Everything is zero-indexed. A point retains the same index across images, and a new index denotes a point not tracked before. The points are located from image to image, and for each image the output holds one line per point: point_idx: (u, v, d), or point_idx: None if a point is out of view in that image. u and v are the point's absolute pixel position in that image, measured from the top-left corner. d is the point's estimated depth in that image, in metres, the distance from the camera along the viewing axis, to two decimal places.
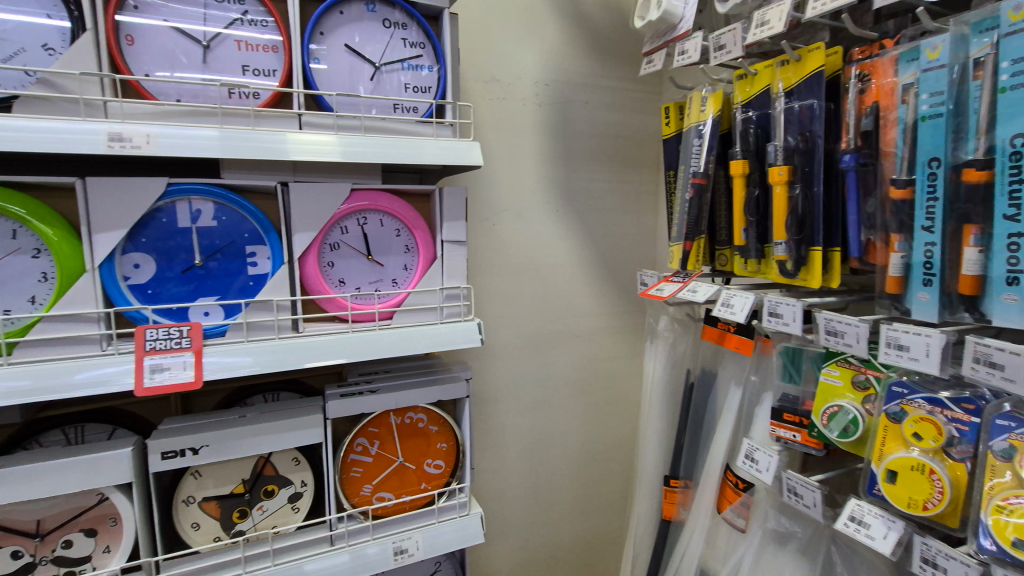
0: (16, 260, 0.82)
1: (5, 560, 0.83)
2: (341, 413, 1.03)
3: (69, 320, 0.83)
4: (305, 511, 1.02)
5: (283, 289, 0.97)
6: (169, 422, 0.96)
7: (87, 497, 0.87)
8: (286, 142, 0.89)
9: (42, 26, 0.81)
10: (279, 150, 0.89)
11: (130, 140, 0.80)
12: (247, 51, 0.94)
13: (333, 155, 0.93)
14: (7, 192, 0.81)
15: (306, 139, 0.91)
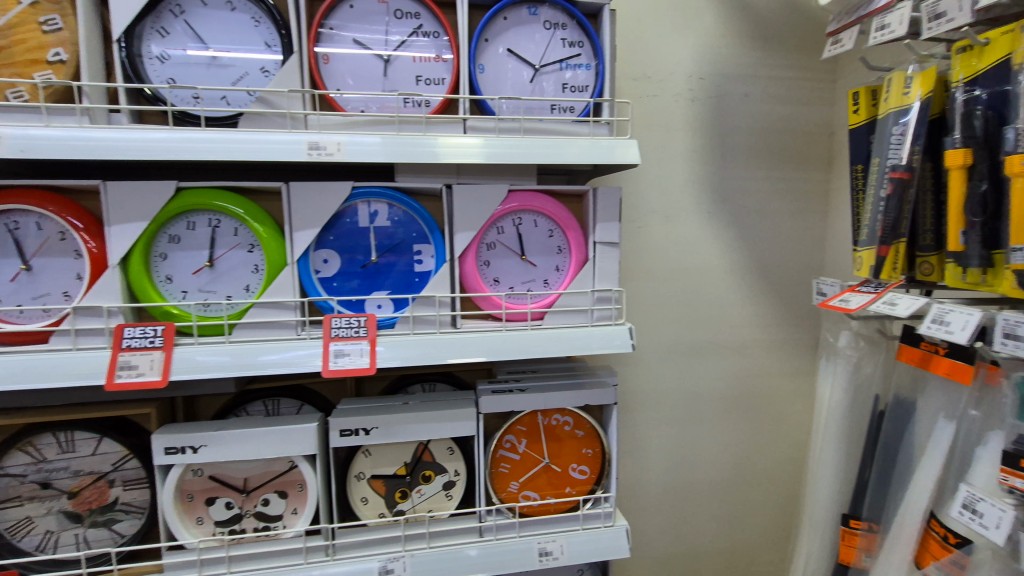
0: (237, 254, 0.95)
1: (221, 509, 0.97)
2: (493, 408, 1.06)
3: (274, 307, 0.95)
4: (457, 499, 1.07)
5: (445, 285, 1.02)
6: (346, 404, 1.06)
7: (281, 463, 0.99)
8: (438, 146, 0.94)
9: (261, 54, 0.93)
10: (432, 154, 0.94)
11: (326, 148, 0.90)
12: (420, 62, 0.99)
13: (476, 157, 0.95)
14: (231, 195, 0.94)
15: (455, 142, 0.96)
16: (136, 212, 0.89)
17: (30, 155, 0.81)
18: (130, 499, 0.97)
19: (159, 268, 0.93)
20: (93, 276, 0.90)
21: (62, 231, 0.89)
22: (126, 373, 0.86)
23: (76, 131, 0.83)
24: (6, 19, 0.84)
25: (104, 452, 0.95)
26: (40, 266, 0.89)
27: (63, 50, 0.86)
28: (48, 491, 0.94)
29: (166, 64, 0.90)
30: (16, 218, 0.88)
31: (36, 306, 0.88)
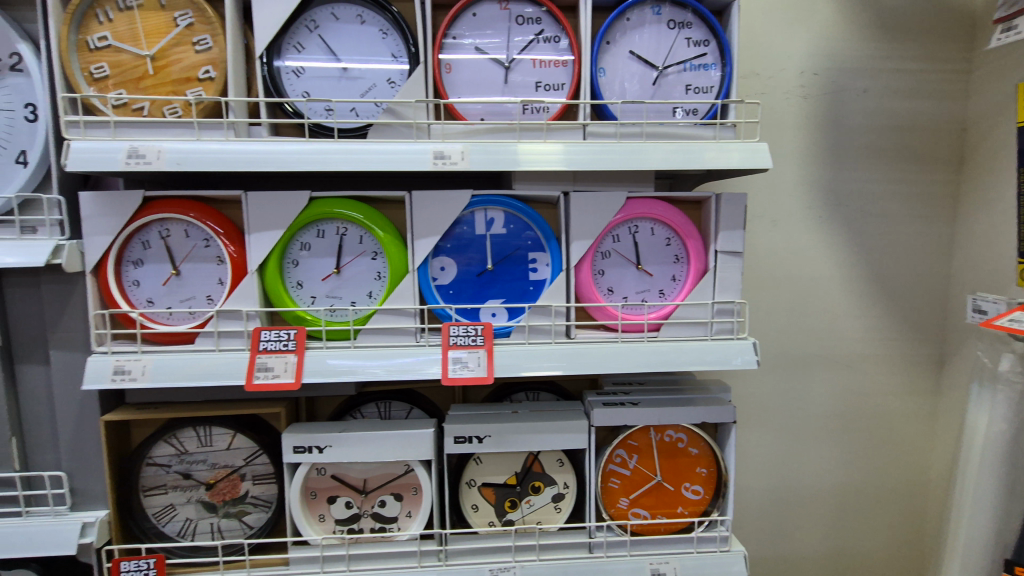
0: (361, 261, 0.98)
1: (341, 507, 1.01)
2: (605, 422, 1.03)
3: (395, 314, 0.97)
4: (566, 512, 1.05)
5: (561, 295, 1.00)
6: (457, 410, 1.06)
7: (398, 466, 1.01)
8: (517, 153, 0.92)
9: (388, 65, 0.95)
10: (511, 160, 0.92)
11: (450, 157, 0.90)
12: (540, 68, 0.98)
13: (554, 164, 0.92)
14: (358, 204, 0.97)
15: (533, 149, 0.92)
16: (273, 221, 0.93)
17: (186, 168, 0.86)
18: (259, 493, 1.01)
19: (291, 274, 0.97)
20: (234, 281, 0.95)
21: (206, 239, 0.94)
22: (263, 374, 0.90)
23: (225, 144, 0.88)
24: (165, 41, 0.89)
25: (238, 447, 1.00)
26: (188, 271, 0.94)
27: (213, 68, 0.90)
28: (188, 481, 1.00)
29: (301, 78, 0.94)
30: (166, 226, 0.94)
31: (184, 308, 0.93)
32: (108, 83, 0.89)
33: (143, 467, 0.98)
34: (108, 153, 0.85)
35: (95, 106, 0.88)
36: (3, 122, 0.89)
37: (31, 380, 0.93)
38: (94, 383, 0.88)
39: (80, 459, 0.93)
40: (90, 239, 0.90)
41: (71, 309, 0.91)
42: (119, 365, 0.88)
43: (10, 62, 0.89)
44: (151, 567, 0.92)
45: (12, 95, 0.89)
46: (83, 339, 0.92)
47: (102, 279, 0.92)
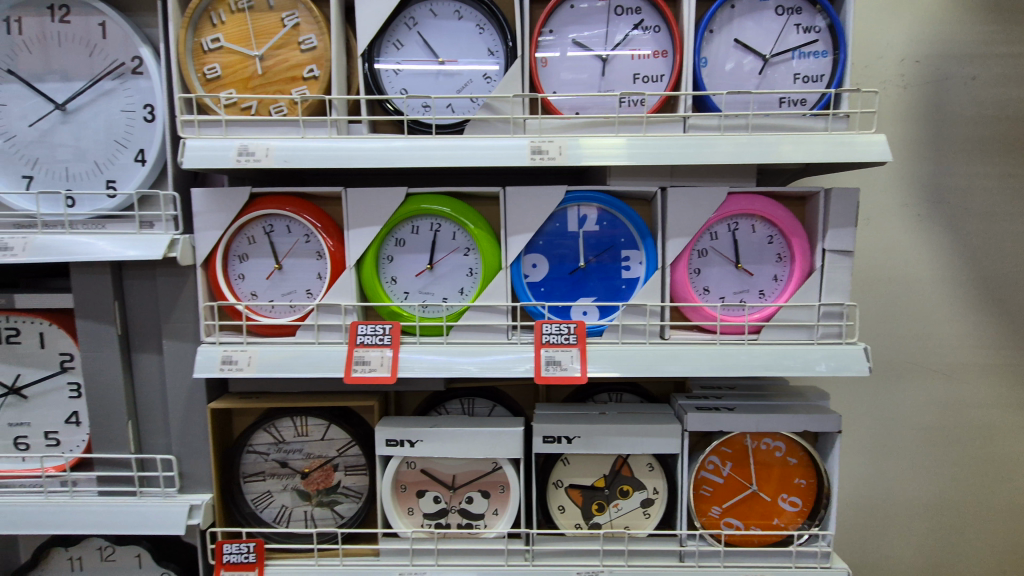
0: (454, 257, 0.98)
1: (429, 502, 1.01)
2: (699, 427, 0.99)
3: (486, 311, 0.96)
4: (656, 518, 1.02)
5: (656, 294, 0.97)
6: (544, 410, 1.05)
7: (486, 464, 1.01)
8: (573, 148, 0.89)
9: (485, 60, 0.95)
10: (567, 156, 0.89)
11: (549, 152, 0.88)
12: (639, 60, 0.95)
13: (617, 159, 0.90)
14: (453, 200, 0.97)
15: (591, 143, 0.90)
16: (371, 217, 0.94)
17: (292, 165, 0.88)
18: (351, 483, 1.04)
19: (386, 269, 0.98)
20: (332, 275, 0.97)
21: (307, 234, 0.97)
22: (361, 367, 0.92)
23: (329, 141, 0.89)
24: (273, 41, 0.92)
25: (332, 438, 1.03)
26: (290, 265, 0.97)
27: (317, 67, 0.92)
28: (285, 469, 1.03)
29: (399, 75, 0.95)
30: (270, 221, 0.97)
31: (286, 302, 0.96)
32: (219, 84, 0.93)
33: (245, 454, 1.02)
34: (221, 151, 0.88)
35: (208, 105, 0.92)
36: (125, 122, 0.94)
37: (145, 367, 0.98)
38: (202, 372, 0.91)
39: (188, 445, 0.98)
40: (201, 234, 0.94)
41: (183, 301, 0.95)
42: (228, 355, 0.92)
43: (132, 65, 0.94)
44: (252, 551, 0.96)
45: (133, 96, 0.94)
46: (193, 329, 0.96)
47: (212, 273, 0.96)
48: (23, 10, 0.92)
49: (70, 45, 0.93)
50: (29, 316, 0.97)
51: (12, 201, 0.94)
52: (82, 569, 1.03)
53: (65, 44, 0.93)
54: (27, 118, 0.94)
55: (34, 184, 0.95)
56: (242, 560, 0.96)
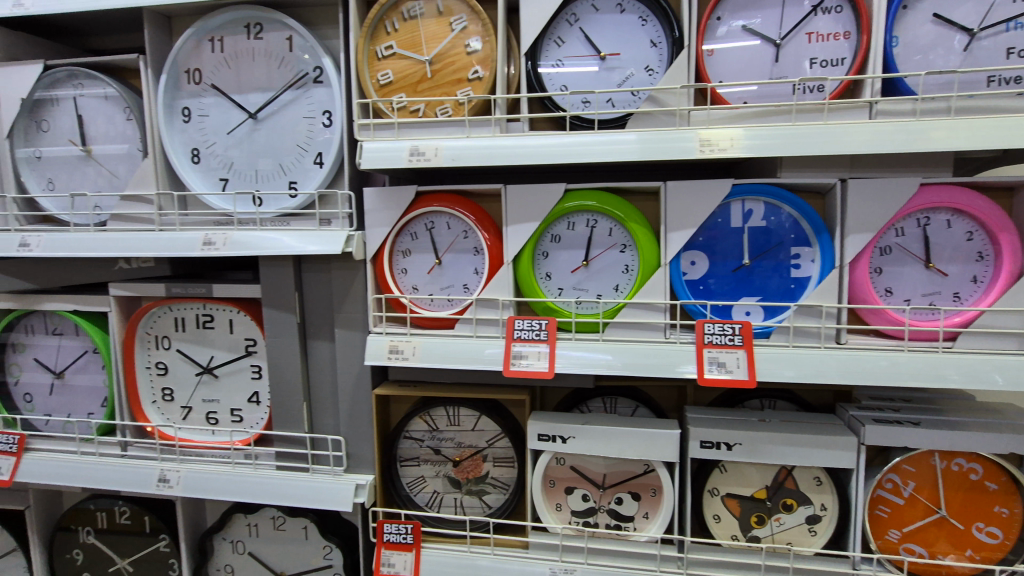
0: (611, 254, 0.97)
1: (578, 499, 1.01)
2: (879, 441, 0.90)
3: (644, 308, 0.94)
4: (824, 537, 0.94)
5: (831, 295, 0.90)
6: (697, 413, 1.01)
7: (638, 465, 0.99)
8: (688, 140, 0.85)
9: (647, 52, 0.92)
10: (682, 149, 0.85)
11: (719, 144, 0.84)
12: (817, 43, 0.88)
13: (758, 147, 0.84)
14: (610, 196, 0.96)
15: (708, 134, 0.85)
16: (530, 213, 0.96)
17: (460, 164, 0.91)
18: (499, 475, 1.06)
19: (541, 265, 0.99)
20: (489, 271, 0.99)
21: (466, 231, 1.00)
22: (519, 362, 0.93)
23: (494, 140, 0.92)
24: (442, 45, 0.96)
25: (482, 429, 1.05)
26: (449, 261, 1.01)
27: (482, 68, 0.95)
28: (438, 456, 1.07)
29: (560, 71, 0.95)
30: (431, 218, 1.01)
31: (445, 296, 1.00)
32: (391, 88, 0.99)
33: (402, 440, 1.07)
34: (394, 152, 0.93)
35: (381, 109, 0.98)
36: (307, 128, 1.02)
37: (318, 354, 1.06)
38: (373, 360, 0.97)
39: (355, 427, 1.04)
40: (372, 231, 1.00)
41: (353, 293, 1.02)
42: (394, 346, 0.97)
43: (314, 74, 1.01)
44: (409, 532, 1.00)
45: (314, 104, 1.02)
46: (362, 320, 1.02)
47: (379, 268, 1.02)
48: (225, 30, 1.04)
49: (262, 59, 1.03)
50: (222, 304, 1.08)
51: (212, 201, 1.06)
52: (258, 535, 1.12)
53: (258, 59, 1.03)
54: (226, 127, 1.05)
55: (229, 185, 1.06)
56: (400, 540, 1.01)
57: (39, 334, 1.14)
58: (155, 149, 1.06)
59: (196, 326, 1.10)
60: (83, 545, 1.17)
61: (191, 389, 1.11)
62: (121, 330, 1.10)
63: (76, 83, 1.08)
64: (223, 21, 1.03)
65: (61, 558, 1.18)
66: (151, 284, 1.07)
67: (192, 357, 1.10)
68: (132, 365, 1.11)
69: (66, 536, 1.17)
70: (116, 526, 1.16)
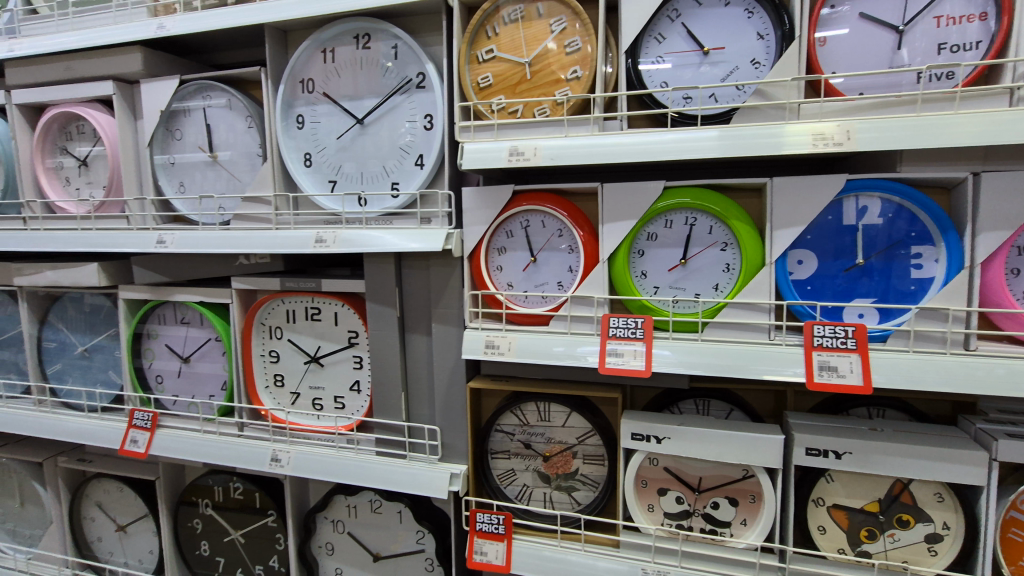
0: (711, 252, 0.95)
1: (672, 501, 1.00)
2: (1013, 458, 0.83)
3: (745, 308, 0.92)
4: (946, 558, 0.88)
5: (959, 297, 0.83)
6: (801, 419, 0.97)
7: (736, 470, 0.96)
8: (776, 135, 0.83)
9: (754, 45, 0.90)
10: (770, 145, 0.83)
11: (836, 138, 0.80)
12: (946, 27, 0.83)
13: (882, 140, 0.79)
14: (711, 193, 0.94)
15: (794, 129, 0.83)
16: (626, 211, 0.96)
17: (559, 163, 0.93)
18: (588, 472, 1.06)
19: (637, 264, 0.99)
20: (584, 269, 1.00)
21: (561, 229, 1.01)
22: (614, 359, 0.93)
23: (592, 138, 0.93)
24: (542, 47, 0.98)
25: (572, 426, 1.06)
26: (543, 258, 1.03)
27: (581, 68, 0.97)
28: (528, 450, 1.09)
29: (661, 68, 0.95)
30: (527, 217, 1.03)
31: (539, 293, 1.02)
32: (491, 91, 1.02)
33: (493, 433, 1.10)
34: (494, 152, 0.96)
35: (481, 112, 1.02)
36: (410, 130, 1.08)
37: (415, 347, 1.11)
38: (470, 354, 1.00)
39: (450, 418, 1.08)
40: (469, 229, 1.04)
41: (450, 288, 1.06)
42: (491, 340, 1.00)
43: (417, 80, 1.06)
44: (501, 523, 1.03)
45: (417, 108, 1.07)
46: (458, 315, 1.06)
47: (475, 265, 1.05)
48: (336, 41, 1.11)
49: (369, 67, 1.09)
50: (329, 298, 1.15)
51: (322, 202, 1.14)
52: (357, 516, 1.19)
53: (365, 68, 1.09)
54: (335, 133, 1.13)
55: (337, 187, 1.14)
56: (492, 530, 1.03)
57: (170, 323, 1.27)
58: (272, 154, 1.16)
59: (305, 318, 1.18)
60: (202, 516, 1.28)
61: (299, 376, 1.20)
62: (241, 320, 1.19)
63: (206, 95, 1.19)
64: (334, 33, 1.10)
65: (184, 527, 1.30)
66: (267, 278, 1.16)
67: (302, 347, 1.19)
68: (249, 352, 1.21)
69: (188, 508, 1.29)
70: (231, 501, 1.26)
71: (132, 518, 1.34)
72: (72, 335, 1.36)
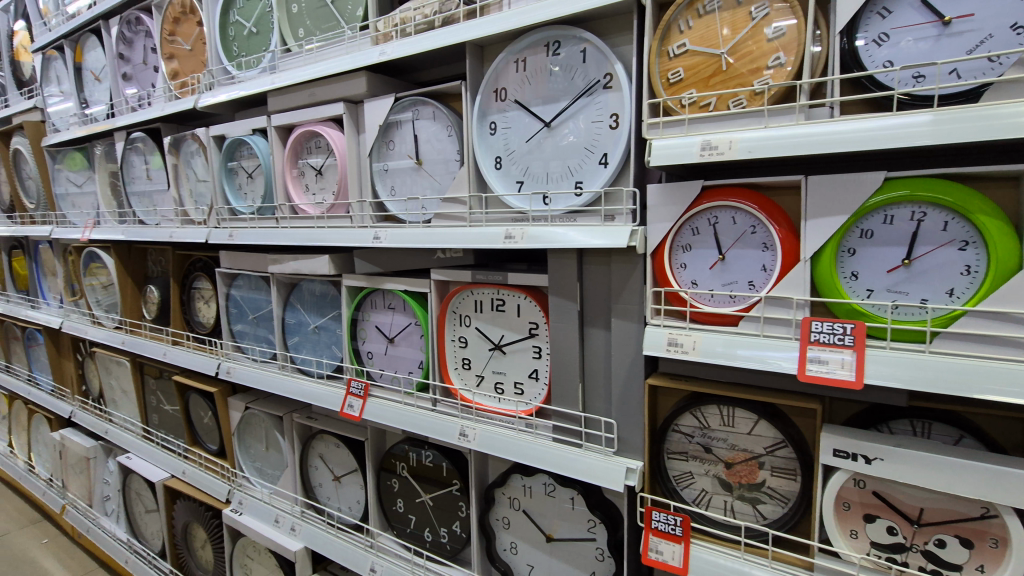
0: (945, 252, 0.81)
1: (882, 531, 0.89)
2: None
3: (993, 318, 0.78)
4: None
5: None
6: None
7: (971, 507, 0.82)
8: None
9: (1016, 6, 0.75)
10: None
11: None
12: None
13: None
14: (945, 183, 0.81)
15: None
16: (836, 206, 0.87)
17: (758, 156, 0.88)
18: (776, 485, 0.99)
19: (845, 264, 0.90)
20: (781, 269, 0.94)
21: (753, 225, 0.95)
22: (816, 367, 0.85)
23: (797, 128, 0.87)
24: (740, 36, 0.94)
25: (759, 434, 1.00)
26: (733, 256, 0.98)
27: (785, 54, 0.91)
28: (707, 455, 1.05)
29: (886, 45, 0.85)
30: (716, 213, 0.99)
31: (727, 292, 0.98)
32: (681, 86, 1.01)
33: (670, 433, 1.08)
34: (685, 148, 0.94)
35: (671, 108, 1.01)
36: (595, 130, 1.11)
37: (593, 340, 1.15)
38: (652, 350, 1.00)
39: (626, 413, 1.10)
40: (654, 226, 1.04)
41: (632, 284, 1.07)
42: (674, 338, 0.99)
43: (604, 81, 1.09)
44: (678, 524, 1.01)
45: (603, 108, 1.10)
46: (639, 311, 1.07)
47: (657, 262, 1.05)
48: (528, 51, 1.18)
49: (558, 73, 1.15)
50: (513, 291, 1.24)
51: (511, 201, 1.23)
52: (532, 497, 1.26)
53: (554, 73, 1.15)
54: (524, 137, 1.21)
55: (524, 187, 1.22)
56: (669, 530, 1.02)
57: (379, 308, 1.48)
58: (469, 158, 1.28)
59: (491, 309, 1.28)
60: (399, 477, 1.47)
61: (484, 361, 1.31)
62: (437, 307, 1.34)
63: (415, 110, 1.36)
64: (527, 44, 1.18)
65: (384, 485, 1.50)
66: (460, 271, 1.29)
67: (487, 335, 1.30)
68: (443, 337, 1.36)
69: (388, 469, 1.49)
70: (423, 467, 1.43)
71: (346, 470, 1.59)
72: (307, 314, 1.66)
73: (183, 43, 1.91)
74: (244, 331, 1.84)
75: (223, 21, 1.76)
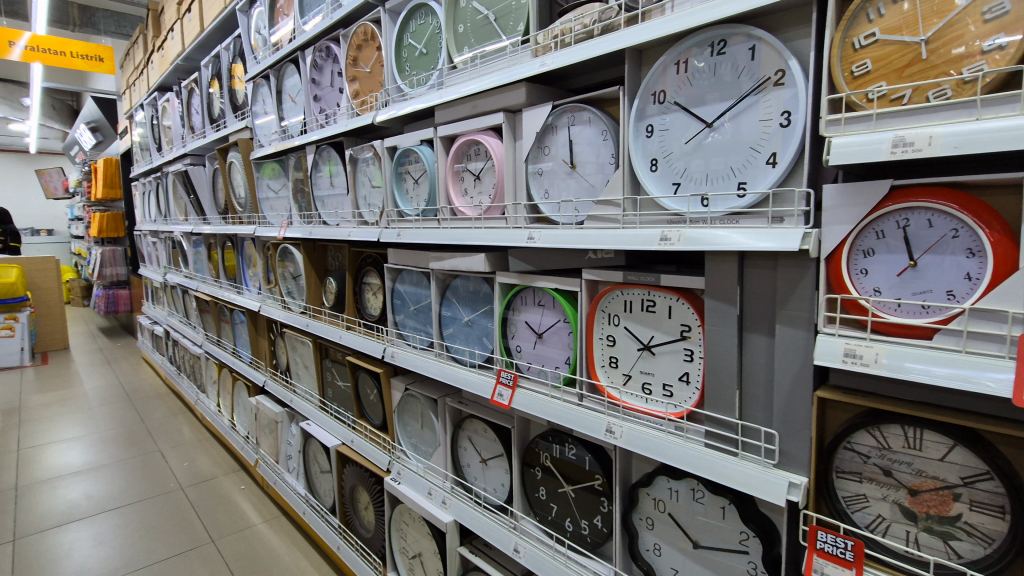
0: None
1: None
2: None
3: None
4: None
5: None
6: None
7: None
8: None
9: None
10: None
11: None
12: None
13: None
14: None
15: None
16: None
17: (966, 151, 0.79)
18: (977, 522, 0.88)
19: None
20: (992, 279, 0.82)
21: (955, 229, 0.85)
22: None
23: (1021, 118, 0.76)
24: (945, 20, 0.85)
25: (953, 462, 0.89)
26: (927, 263, 0.88)
27: (1007, 33, 0.80)
28: (887, 479, 0.96)
29: None
30: (906, 215, 0.90)
31: (919, 302, 0.89)
32: (867, 78, 0.93)
33: (840, 451, 1.01)
34: (872, 145, 0.88)
35: (854, 103, 0.94)
36: (763, 129, 1.07)
37: (753, 347, 1.11)
38: (825, 360, 0.94)
39: (790, 425, 1.04)
40: (830, 228, 0.97)
41: (801, 290, 1.01)
42: (851, 349, 0.92)
43: (775, 77, 1.04)
44: (849, 548, 0.95)
45: (774, 105, 1.05)
46: (809, 318, 1.01)
47: (833, 267, 0.98)
48: (689, 52, 1.17)
49: (723, 72, 1.12)
50: (665, 292, 1.24)
51: (667, 203, 1.23)
52: (679, 500, 1.25)
53: (718, 73, 1.13)
54: (683, 138, 1.20)
55: (682, 188, 1.21)
56: (837, 554, 0.96)
57: (529, 304, 1.57)
58: (624, 162, 1.31)
59: (641, 309, 1.30)
60: (542, 467, 1.54)
61: (633, 360, 1.32)
62: (587, 306, 1.39)
63: (572, 117, 1.43)
64: (690, 45, 1.16)
65: (528, 472, 1.59)
66: (612, 271, 1.33)
67: (637, 335, 1.31)
68: (592, 335, 1.40)
69: (533, 457, 1.57)
70: (566, 459, 1.48)
71: (492, 454, 1.71)
72: (462, 307, 1.81)
73: (364, 66, 2.18)
74: (406, 321, 2.05)
75: (398, 45, 1.98)
